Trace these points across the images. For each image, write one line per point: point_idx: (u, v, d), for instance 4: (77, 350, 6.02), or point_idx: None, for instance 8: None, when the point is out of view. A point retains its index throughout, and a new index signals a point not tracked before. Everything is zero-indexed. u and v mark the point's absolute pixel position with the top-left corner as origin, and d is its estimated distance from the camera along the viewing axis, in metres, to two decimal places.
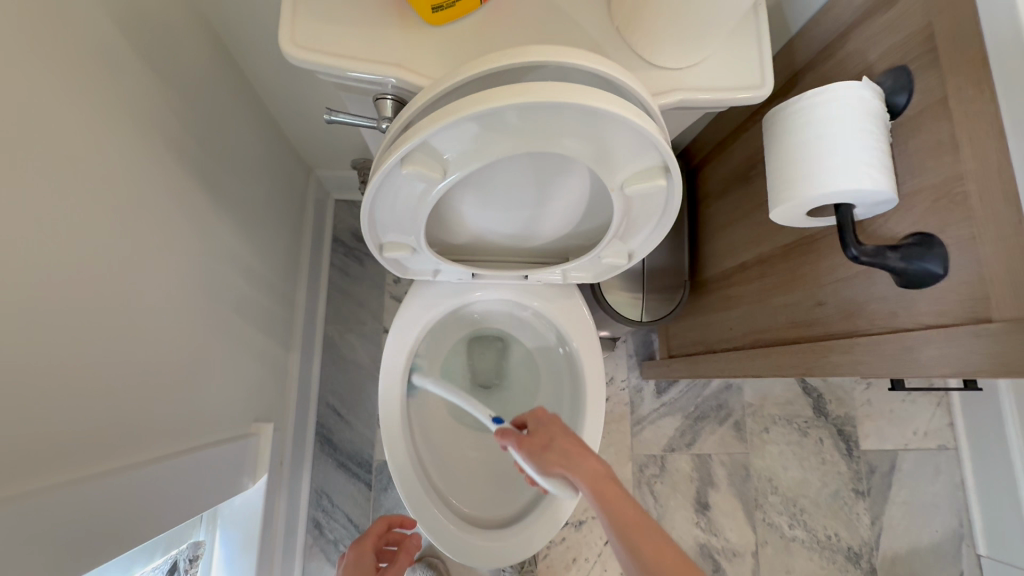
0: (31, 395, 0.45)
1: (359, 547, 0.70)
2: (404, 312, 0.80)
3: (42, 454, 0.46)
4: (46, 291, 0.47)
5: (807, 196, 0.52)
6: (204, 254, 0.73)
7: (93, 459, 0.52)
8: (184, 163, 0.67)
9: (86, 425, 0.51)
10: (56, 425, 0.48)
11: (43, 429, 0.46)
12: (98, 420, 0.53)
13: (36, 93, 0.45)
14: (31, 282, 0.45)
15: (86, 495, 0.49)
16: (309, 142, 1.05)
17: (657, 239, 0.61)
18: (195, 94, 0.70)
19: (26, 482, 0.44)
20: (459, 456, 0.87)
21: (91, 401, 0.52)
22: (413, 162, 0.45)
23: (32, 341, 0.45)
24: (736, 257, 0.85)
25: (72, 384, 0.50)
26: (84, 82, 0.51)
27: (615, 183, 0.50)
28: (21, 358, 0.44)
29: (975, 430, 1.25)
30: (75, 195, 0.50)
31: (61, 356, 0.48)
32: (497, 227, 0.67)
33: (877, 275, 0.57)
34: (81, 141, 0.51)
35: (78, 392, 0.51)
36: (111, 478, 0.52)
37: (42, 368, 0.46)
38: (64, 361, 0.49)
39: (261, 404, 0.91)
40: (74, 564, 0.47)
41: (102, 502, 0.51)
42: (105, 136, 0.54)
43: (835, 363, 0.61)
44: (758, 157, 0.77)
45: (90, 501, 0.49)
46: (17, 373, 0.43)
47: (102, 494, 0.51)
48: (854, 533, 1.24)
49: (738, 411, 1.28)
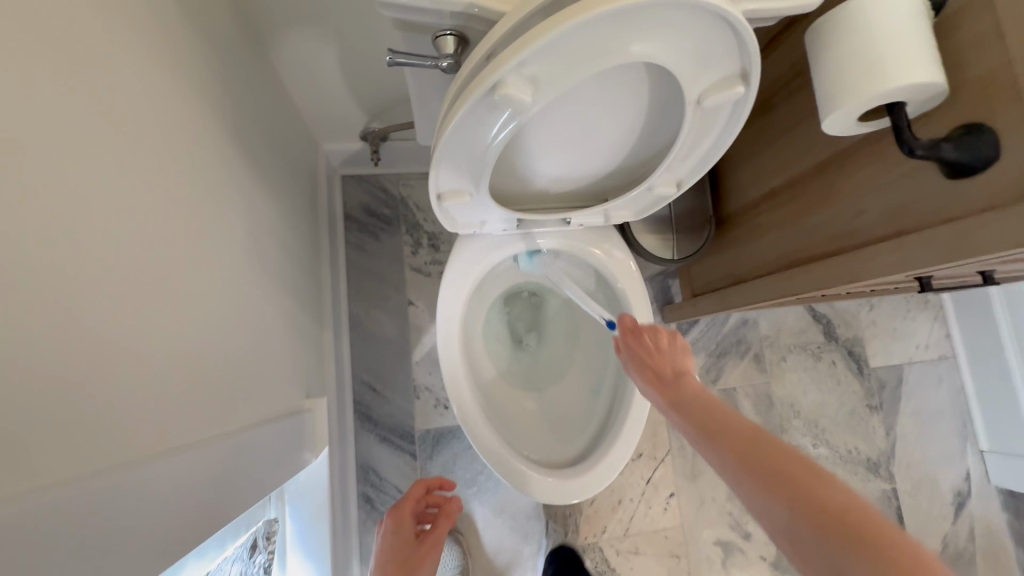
0: (118, 364, 0.44)
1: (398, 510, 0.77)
2: (451, 271, 0.81)
3: (131, 426, 0.45)
4: (116, 260, 0.45)
5: (863, 98, 0.54)
6: (242, 230, 0.71)
7: (172, 435, 0.51)
8: (212, 128, 0.65)
9: (165, 401, 0.50)
10: (143, 395, 0.47)
11: (131, 400, 0.45)
12: (174, 394, 0.52)
13: (82, 48, 0.43)
14: (104, 248, 0.43)
15: (173, 467, 0.47)
16: (317, 114, 1.02)
17: (710, 161, 0.63)
18: (215, 56, 0.67)
19: (118, 456, 0.43)
20: (516, 406, 0.89)
21: (165, 373, 0.51)
22: (505, 87, 0.44)
23: (110, 309, 0.43)
24: (762, 185, 0.88)
25: (149, 353, 0.48)
26: (119, 39, 0.48)
27: (693, 96, 0.51)
28: (103, 327, 0.42)
29: (971, 337, 1.34)
30: (127, 160, 0.47)
31: (136, 326, 0.47)
32: (550, 172, 0.68)
33: (924, 172, 0.60)
34: (127, 102, 0.48)
35: (155, 364, 0.49)
36: (191, 452, 0.51)
37: (124, 337, 0.45)
38: (138, 333, 0.47)
39: (307, 380, 0.90)
40: (178, 533, 0.46)
41: (192, 478, 0.50)
42: (145, 99, 0.51)
43: (882, 265, 0.65)
44: (781, 83, 0.79)
45: (181, 472, 0.48)
46: (101, 342, 0.42)
47: (189, 466, 0.49)
48: (872, 444, 1.32)
49: (757, 344, 1.33)
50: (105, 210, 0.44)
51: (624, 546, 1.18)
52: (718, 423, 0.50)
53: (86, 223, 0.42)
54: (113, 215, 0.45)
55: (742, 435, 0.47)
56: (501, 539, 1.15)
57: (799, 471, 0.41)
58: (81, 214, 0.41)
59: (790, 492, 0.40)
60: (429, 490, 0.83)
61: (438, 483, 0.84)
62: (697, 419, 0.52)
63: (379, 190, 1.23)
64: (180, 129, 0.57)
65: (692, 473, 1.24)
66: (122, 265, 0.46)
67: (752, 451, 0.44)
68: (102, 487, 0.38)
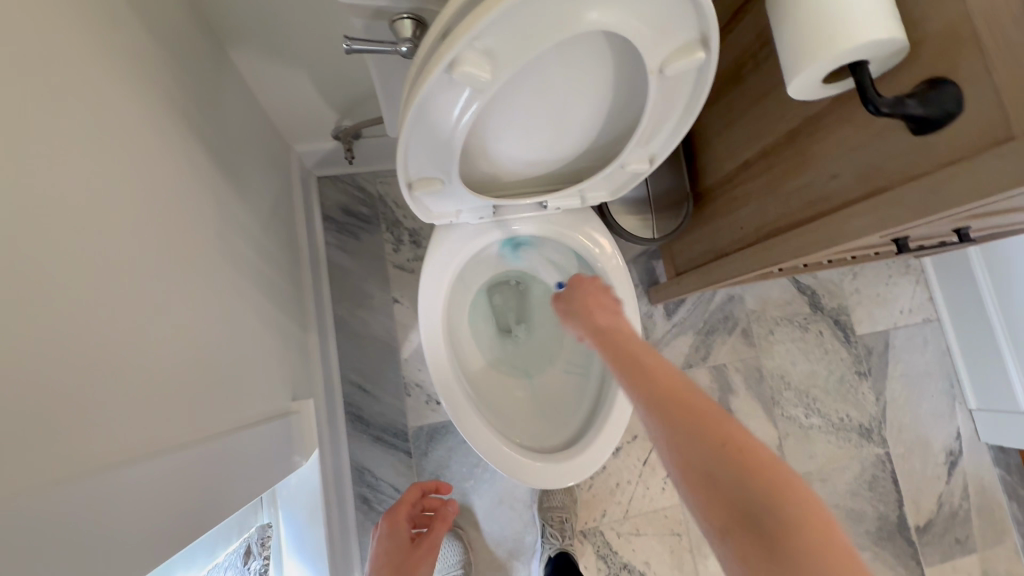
0: (67, 377, 0.43)
1: (395, 518, 0.78)
2: (431, 263, 0.80)
3: (80, 436, 0.44)
4: (58, 270, 0.44)
5: (823, 59, 0.54)
6: (211, 234, 0.70)
7: (133, 442, 0.50)
8: (169, 129, 0.63)
9: (120, 409, 0.49)
10: (95, 408, 0.46)
11: (82, 413, 0.44)
12: (133, 402, 0.51)
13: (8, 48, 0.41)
14: (38, 254, 0.42)
15: (133, 474, 0.46)
16: (286, 115, 1.00)
17: (681, 133, 0.63)
18: (167, 55, 0.65)
19: (66, 467, 0.41)
20: (506, 395, 0.89)
21: (122, 384, 0.50)
22: (462, 64, 0.44)
23: (50, 318, 0.42)
24: (737, 157, 0.88)
25: (103, 366, 0.47)
26: (52, 38, 0.47)
27: (654, 66, 0.51)
28: (46, 340, 0.41)
29: (953, 299, 1.35)
30: (67, 168, 0.46)
31: (82, 334, 0.46)
32: (521, 156, 0.67)
33: (892, 131, 0.60)
34: (62, 104, 0.47)
35: (110, 377, 0.48)
36: (154, 458, 0.50)
37: (71, 349, 0.44)
38: (85, 341, 0.46)
39: (293, 384, 0.89)
40: (141, 542, 0.45)
41: (156, 485, 0.49)
42: (85, 106, 0.50)
43: (859, 227, 0.65)
44: (748, 55, 0.79)
45: (142, 479, 0.47)
46: (42, 351, 0.41)
47: (152, 473, 0.48)
48: (862, 411, 1.33)
49: (744, 319, 1.34)
50: (43, 221, 0.43)
51: (625, 528, 1.19)
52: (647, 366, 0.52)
53: (20, 228, 0.40)
54: (50, 226, 0.43)
55: (666, 381, 0.50)
56: (502, 530, 1.15)
57: (718, 421, 0.45)
58: (15, 219, 0.40)
59: (712, 438, 0.44)
60: (425, 493, 0.84)
61: (435, 487, 0.84)
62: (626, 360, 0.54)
63: (356, 189, 1.22)
64: (130, 135, 0.56)
65: None
66: (65, 275, 0.44)
67: (680, 398, 0.48)
68: (52, 502, 0.37)
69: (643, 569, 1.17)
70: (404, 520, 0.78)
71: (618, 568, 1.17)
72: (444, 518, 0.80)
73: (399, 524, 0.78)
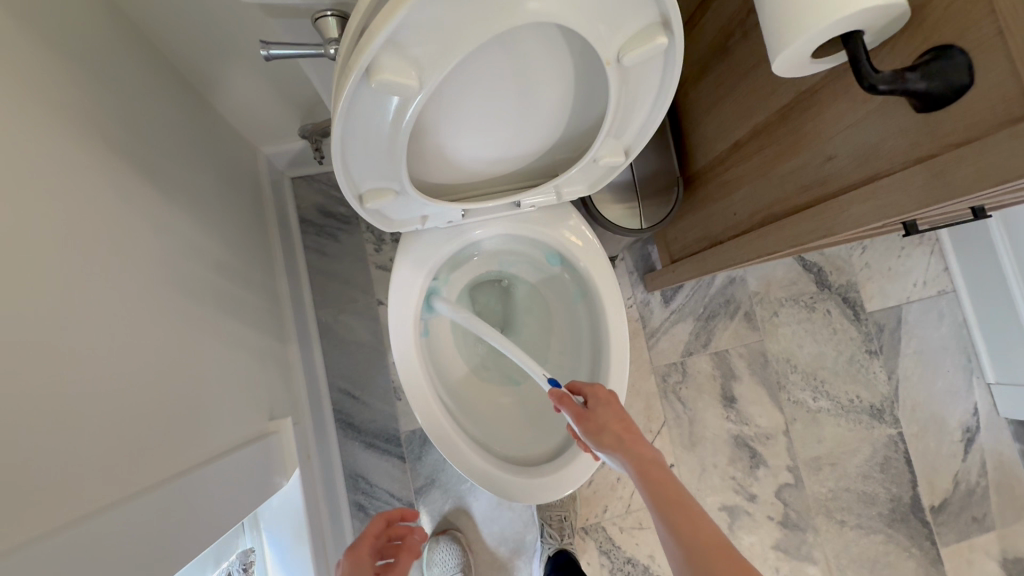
0: (16, 429, 0.40)
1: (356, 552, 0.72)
2: (399, 272, 0.76)
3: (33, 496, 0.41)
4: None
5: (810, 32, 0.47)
6: (163, 258, 0.66)
7: (100, 492, 0.48)
8: (105, 150, 0.59)
9: (82, 458, 0.47)
10: (47, 463, 0.43)
11: (36, 469, 0.42)
12: (92, 449, 0.48)
13: None
14: None
15: (102, 526, 0.44)
16: (248, 119, 0.95)
17: (655, 122, 0.57)
18: (97, 69, 0.60)
19: (20, 532, 0.39)
20: (490, 403, 0.85)
21: (82, 431, 0.47)
22: (379, 71, 0.39)
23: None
24: (727, 137, 0.81)
25: (56, 414, 0.45)
26: None
27: (610, 56, 0.46)
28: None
29: (970, 268, 1.27)
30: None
31: (33, 384, 0.43)
32: (482, 156, 0.62)
33: (893, 106, 0.53)
34: None
35: (66, 425, 0.45)
36: (128, 504, 0.48)
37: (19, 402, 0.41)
38: (34, 390, 0.43)
39: (271, 402, 0.87)
40: None
41: (129, 531, 0.46)
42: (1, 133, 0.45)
43: (857, 215, 0.59)
44: (735, 24, 0.71)
45: (111, 531, 0.45)
46: None
47: (123, 522, 0.46)
48: (874, 390, 1.28)
49: (746, 302, 1.28)
50: None
51: (628, 523, 1.17)
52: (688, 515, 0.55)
53: None
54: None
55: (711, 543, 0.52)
56: (502, 531, 1.13)
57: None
58: None
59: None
60: (390, 523, 0.81)
61: (400, 516, 0.82)
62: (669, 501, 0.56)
63: (332, 188, 1.17)
64: (56, 161, 0.51)
65: (691, 442, 1.23)
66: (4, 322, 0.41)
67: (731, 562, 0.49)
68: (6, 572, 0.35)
69: (648, 562, 1.16)
70: (367, 553, 0.73)
71: (622, 562, 1.15)
72: (411, 547, 0.77)
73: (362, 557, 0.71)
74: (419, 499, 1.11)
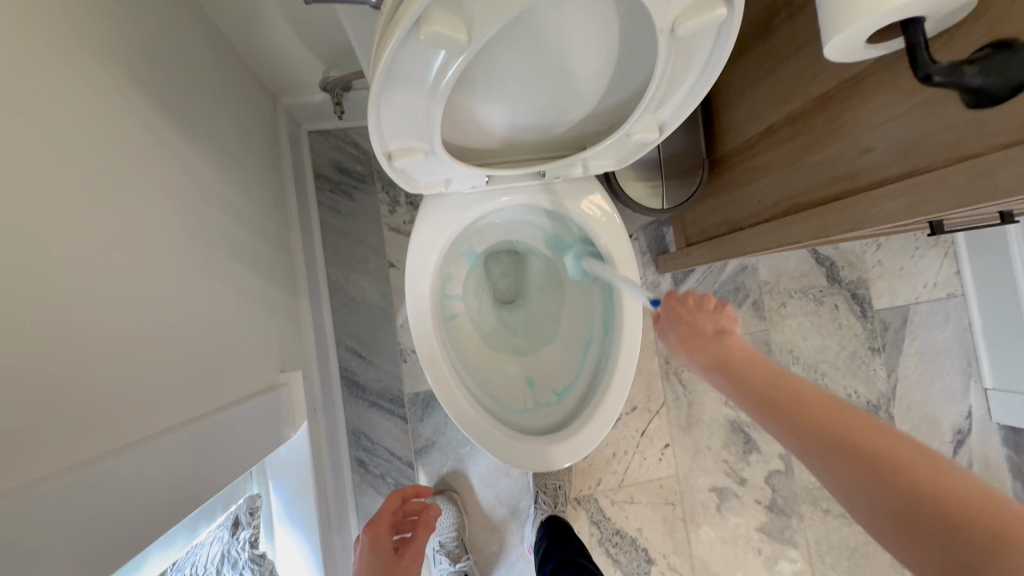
0: (45, 367, 0.41)
1: (374, 528, 0.76)
2: (419, 232, 0.75)
3: (54, 432, 0.41)
4: (31, 253, 0.41)
5: (856, 22, 0.46)
6: (185, 205, 0.65)
7: (118, 433, 0.49)
8: (133, 90, 0.58)
9: (106, 396, 0.48)
10: (73, 400, 0.44)
11: (60, 408, 0.42)
12: (117, 390, 0.49)
13: None
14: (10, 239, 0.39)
15: (122, 466, 0.45)
16: (270, 68, 0.93)
17: (697, 98, 0.56)
18: (126, 4, 0.59)
19: (45, 465, 0.40)
20: (498, 370, 0.86)
21: (96, 372, 0.47)
22: (430, 22, 0.38)
23: (22, 307, 0.40)
24: (760, 122, 0.79)
25: (79, 358, 0.45)
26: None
27: (664, 25, 0.45)
28: (12, 336, 0.38)
29: (983, 274, 1.27)
30: (12, 137, 0.40)
31: (60, 324, 0.43)
32: (514, 120, 0.60)
33: (942, 101, 0.52)
34: (22, 75, 0.43)
35: (81, 367, 0.45)
36: (144, 446, 0.49)
37: (32, 341, 0.40)
38: (61, 330, 0.43)
39: (282, 354, 0.87)
40: (128, 532, 0.45)
41: (143, 471, 0.48)
42: (23, 64, 0.43)
43: (889, 210, 0.58)
44: (783, 3, 0.68)
45: (129, 471, 0.46)
46: (18, 343, 0.39)
47: (139, 463, 0.47)
48: (872, 387, 1.29)
49: (755, 291, 1.28)
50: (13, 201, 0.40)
51: (619, 497, 1.22)
52: (821, 415, 0.46)
53: None
54: (0, 203, 0.39)
55: (887, 455, 0.41)
56: (498, 494, 1.17)
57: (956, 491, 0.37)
58: None
59: (958, 527, 0.36)
60: (405, 500, 0.83)
61: (416, 493, 0.84)
62: (788, 406, 0.48)
63: (350, 145, 1.15)
64: (76, 95, 0.49)
65: (687, 424, 1.25)
66: (22, 263, 0.40)
67: (889, 462, 0.40)
68: (31, 506, 0.36)
69: (636, 535, 1.21)
70: (385, 530, 0.76)
71: (611, 533, 1.20)
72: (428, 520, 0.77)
73: (378, 530, 0.76)
74: (419, 460, 1.14)
